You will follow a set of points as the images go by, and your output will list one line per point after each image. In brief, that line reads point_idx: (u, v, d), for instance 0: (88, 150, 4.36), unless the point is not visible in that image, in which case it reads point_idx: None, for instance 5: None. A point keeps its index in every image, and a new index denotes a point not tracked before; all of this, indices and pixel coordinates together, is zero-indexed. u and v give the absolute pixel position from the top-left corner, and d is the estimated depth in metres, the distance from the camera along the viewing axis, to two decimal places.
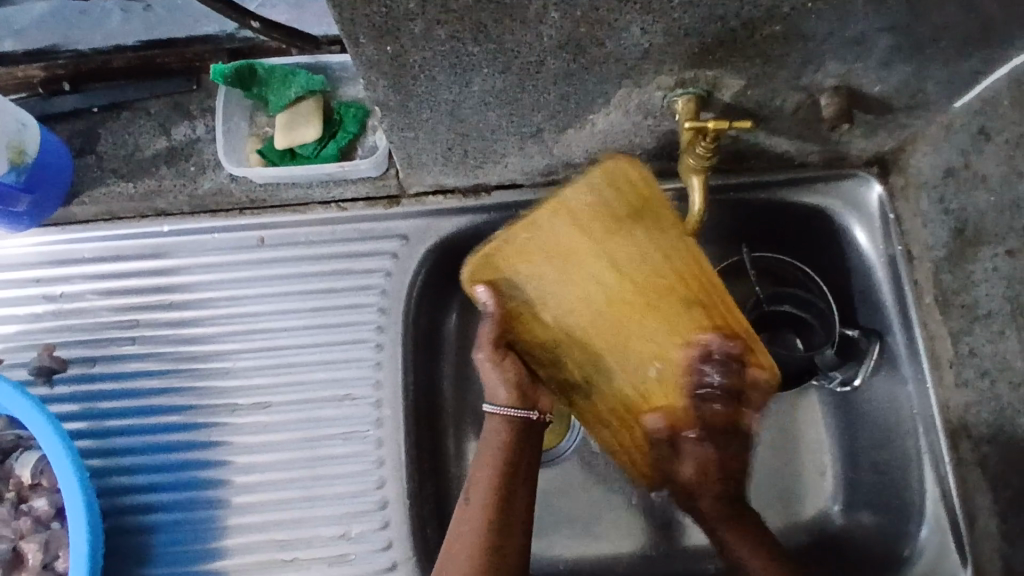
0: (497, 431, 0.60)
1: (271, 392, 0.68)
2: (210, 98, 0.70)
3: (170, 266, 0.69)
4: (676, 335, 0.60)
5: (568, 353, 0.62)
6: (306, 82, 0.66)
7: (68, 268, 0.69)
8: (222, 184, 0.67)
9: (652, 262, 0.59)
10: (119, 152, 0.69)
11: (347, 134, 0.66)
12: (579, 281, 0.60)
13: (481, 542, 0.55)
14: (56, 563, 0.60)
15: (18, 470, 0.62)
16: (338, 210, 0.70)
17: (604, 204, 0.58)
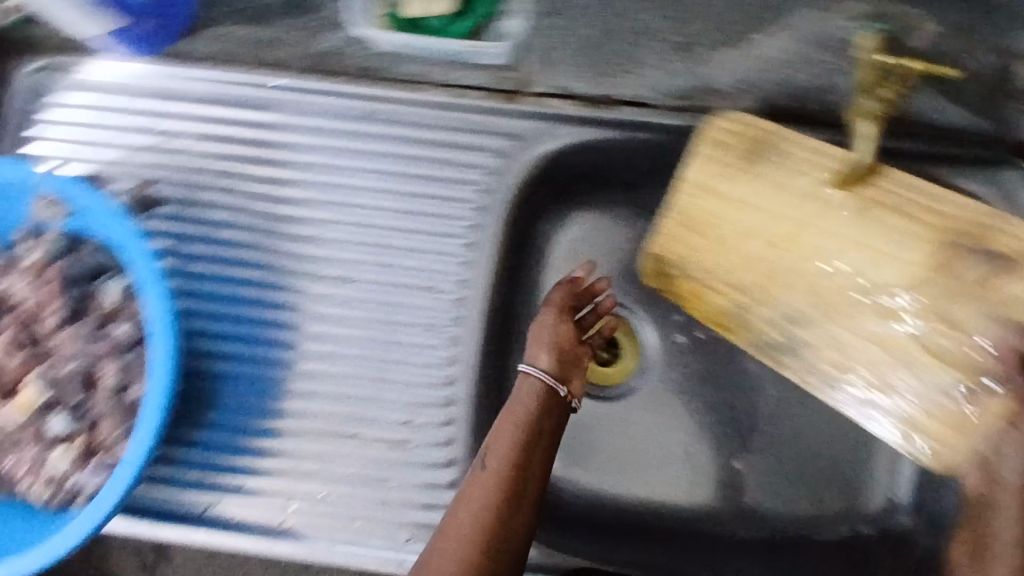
0: (526, 395, 0.56)
1: (350, 268, 0.66)
2: None
3: (273, 123, 0.67)
4: (871, 249, 0.58)
5: (767, 308, 0.61)
6: None
7: (161, 105, 0.68)
8: (345, 45, 0.65)
9: (817, 198, 0.59)
10: None
11: (481, 13, 0.63)
12: (740, 241, 0.61)
13: (472, 536, 0.50)
14: (129, 390, 0.60)
15: (101, 293, 0.61)
16: (451, 95, 0.66)
17: (722, 162, 0.61)
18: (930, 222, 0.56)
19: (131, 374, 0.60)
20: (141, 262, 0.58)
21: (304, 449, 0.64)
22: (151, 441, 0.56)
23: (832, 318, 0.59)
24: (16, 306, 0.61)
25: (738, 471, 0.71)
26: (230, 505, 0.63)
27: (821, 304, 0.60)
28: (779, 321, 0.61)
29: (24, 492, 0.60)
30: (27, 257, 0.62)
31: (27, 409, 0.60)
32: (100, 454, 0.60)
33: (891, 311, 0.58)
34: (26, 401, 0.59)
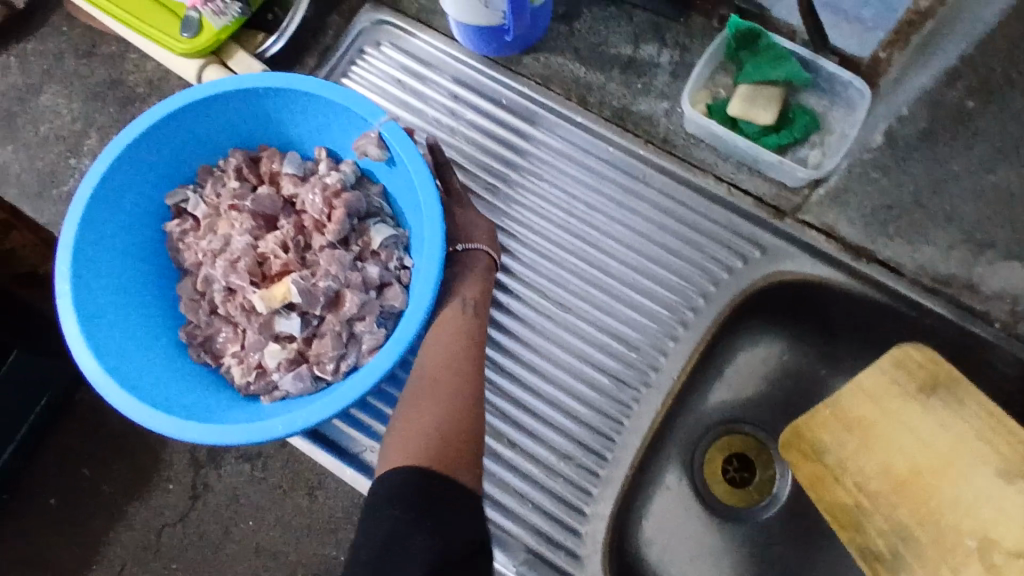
0: (477, 265, 0.67)
1: (560, 293, 0.72)
2: (687, 36, 0.70)
3: (534, 138, 0.74)
4: (1010, 520, 0.59)
5: (883, 523, 0.62)
6: (790, 73, 0.64)
7: (439, 80, 0.76)
8: (656, 114, 0.70)
9: (975, 451, 0.61)
10: (589, 38, 0.72)
11: (794, 136, 0.65)
12: (888, 454, 0.63)
13: (459, 420, 0.60)
14: (357, 323, 0.65)
15: (371, 232, 0.67)
16: (725, 192, 0.70)
17: (899, 385, 0.64)
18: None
19: (366, 310, 0.65)
20: (429, 221, 0.62)
21: None
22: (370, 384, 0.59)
23: (942, 560, 0.59)
24: (298, 213, 0.67)
25: None
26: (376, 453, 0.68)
27: (938, 545, 0.60)
28: (889, 539, 0.61)
29: (231, 368, 0.65)
30: (324, 176, 0.67)
31: (276, 301, 0.63)
32: (308, 367, 0.65)
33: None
34: (282, 293, 0.63)
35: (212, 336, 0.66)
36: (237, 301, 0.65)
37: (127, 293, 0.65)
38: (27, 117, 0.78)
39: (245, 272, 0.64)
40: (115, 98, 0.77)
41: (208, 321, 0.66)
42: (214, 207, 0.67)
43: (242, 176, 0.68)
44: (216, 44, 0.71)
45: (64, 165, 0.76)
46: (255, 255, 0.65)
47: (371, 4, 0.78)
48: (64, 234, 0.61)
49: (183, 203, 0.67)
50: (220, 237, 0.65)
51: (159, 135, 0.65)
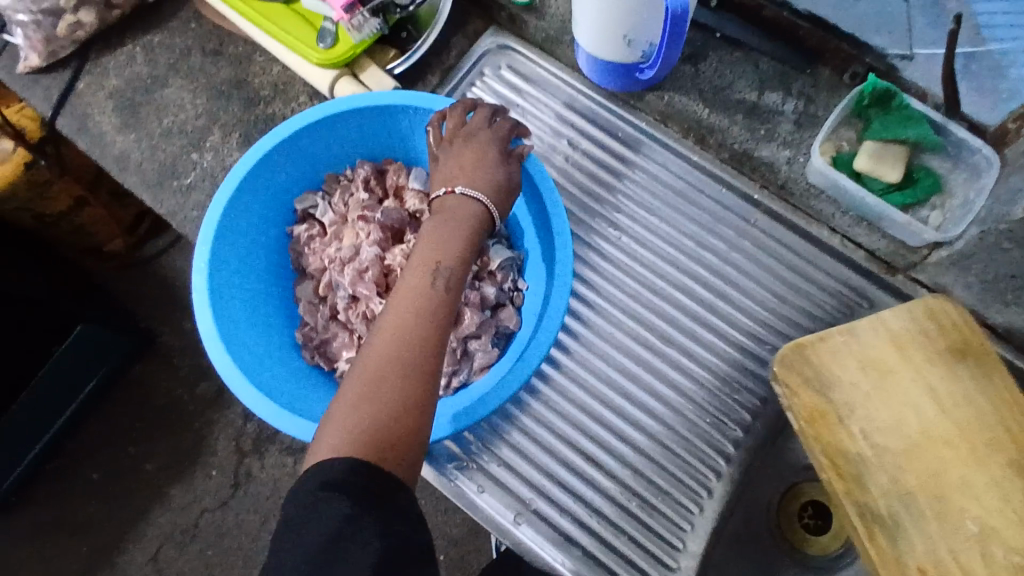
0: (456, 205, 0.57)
1: (661, 325, 0.73)
2: (813, 87, 0.71)
3: (635, 166, 0.76)
4: (1003, 503, 0.60)
5: (885, 475, 0.62)
6: (921, 134, 0.65)
7: (555, 105, 0.78)
8: (778, 161, 0.71)
9: (984, 432, 0.62)
10: (714, 81, 0.73)
11: (917, 195, 0.67)
12: (898, 409, 0.64)
13: (406, 413, 0.49)
14: (472, 341, 0.66)
15: (490, 253, 0.68)
16: (838, 242, 0.72)
17: (928, 340, 0.65)
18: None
19: (485, 330, 0.66)
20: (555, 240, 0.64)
21: (566, 456, 0.70)
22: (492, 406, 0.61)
23: (938, 525, 0.60)
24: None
25: None
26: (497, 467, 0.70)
27: (936, 510, 0.61)
28: (891, 502, 0.61)
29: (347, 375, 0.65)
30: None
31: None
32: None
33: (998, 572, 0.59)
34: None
35: (328, 341, 0.66)
36: (359, 310, 0.65)
37: (252, 294, 0.66)
38: (152, 108, 0.80)
39: (372, 282, 0.65)
40: (240, 98, 0.80)
41: (326, 325, 0.66)
42: (342, 216, 0.69)
43: (369, 187, 0.70)
44: (351, 57, 0.73)
45: (187, 158, 0.78)
46: (383, 266, 0.65)
47: (493, 27, 0.80)
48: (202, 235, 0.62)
49: (310, 208, 0.69)
50: (348, 246, 0.66)
51: (295, 143, 0.66)
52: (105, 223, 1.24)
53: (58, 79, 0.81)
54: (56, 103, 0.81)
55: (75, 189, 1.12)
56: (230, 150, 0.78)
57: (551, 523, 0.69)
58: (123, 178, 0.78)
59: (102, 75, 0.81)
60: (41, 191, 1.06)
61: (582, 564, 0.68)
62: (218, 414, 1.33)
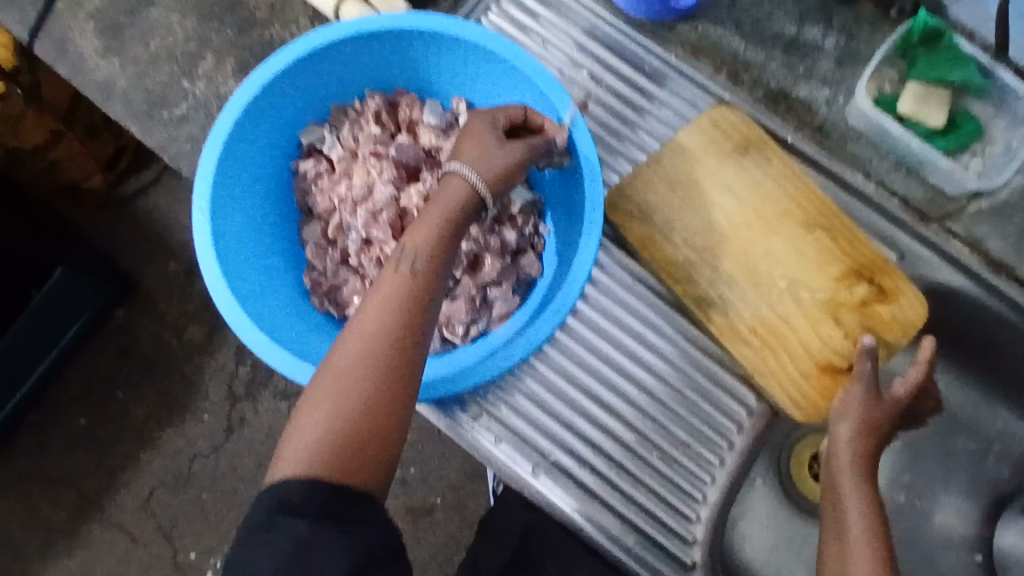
0: (452, 186, 0.53)
1: None
2: (855, 22, 0.67)
3: (659, 101, 0.71)
4: (805, 263, 0.66)
5: (720, 279, 0.66)
6: (970, 75, 0.62)
7: (576, 33, 0.73)
8: (817, 101, 0.67)
9: (779, 204, 0.66)
10: (751, 12, 0.69)
11: (961, 140, 0.63)
12: (707, 208, 0.67)
13: (383, 424, 0.46)
14: (492, 288, 0.63)
15: (511, 196, 0.64)
16: (873, 190, 0.67)
17: (718, 145, 0.67)
18: (855, 255, 0.65)
19: (507, 278, 0.63)
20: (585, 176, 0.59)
21: (585, 407, 0.68)
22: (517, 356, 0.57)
23: (758, 301, 0.66)
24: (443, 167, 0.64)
25: None
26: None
27: (754, 287, 0.66)
28: (716, 287, 0.66)
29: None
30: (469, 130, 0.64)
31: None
32: (439, 329, 0.62)
33: (806, 308, 0.65)
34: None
35: (338, 286, 0.62)
36: (373, 254, 0.61)
37: (257, 236, 0.62)
38: (137, 31, 0.73)
39: (387, 226, 0.61)
40: (233, 21, 0.73)
41: (337, 270, 0.63)
42: (351, 153, 0.64)
43: (381, 121, 0.65)
44: None
45: (177, 88, 0.72)
46: (398, 207, 0.61)
47: None
48: (200, 176, 0.57)
49: (316, 142, 0.64)
50: (360, 184, 0.63)
51: (297, 72, 0.61)
52: (81, 157, 1.17)
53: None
54: (30, 25, 0.74)
55: (49, 123, 1.05)
56: (224, 79, 0.72)
57: (569, 475, 0.66)
58: (108, 109, 0.72)
59: None
60: (13, 125, 1.00)
61: (601, 516, 0.66)
62: (208, 358, 1.29)
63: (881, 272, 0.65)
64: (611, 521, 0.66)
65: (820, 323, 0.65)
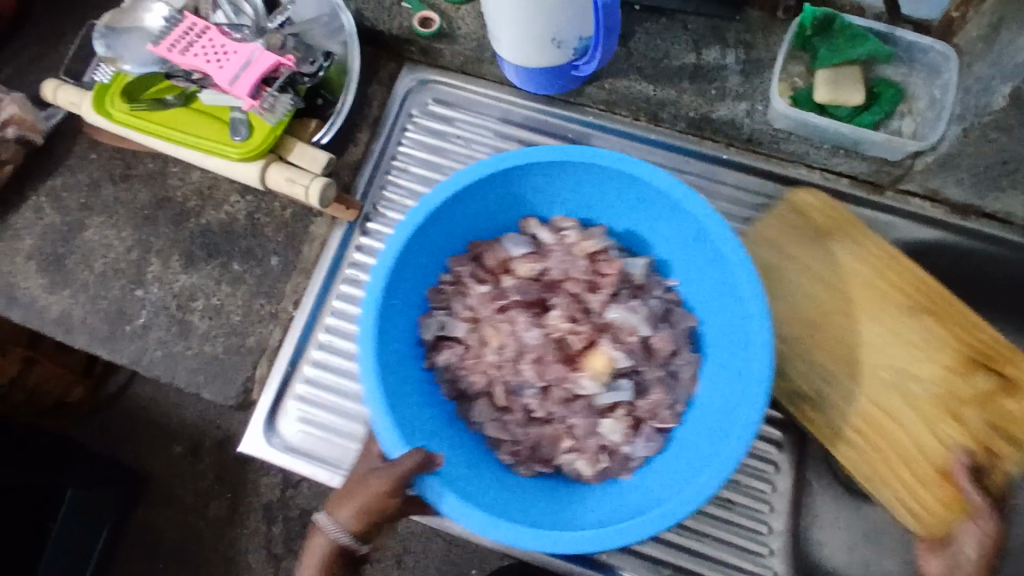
0: (319, 543, 0.52)
1: None
2: (747, 32, 0.69)
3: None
4: (906, 345, 0.64)
5: None
6: (872, 50, 0.64)
7: (494, 124, 0.74)
8: (738, 117, 0.68)
9: (865, 275, 0.65)
10: (649, 54, 0.70)
11: (884, 109, 0.65)
12: (785, 283, 0.66)
13: None
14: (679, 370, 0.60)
15: (630, 267, 0.62)
16: (821, 178, 0.70)
17: (796, 228, 0.67)
18: (970, 341, 0.63)
19: (683, 345, 0.61)
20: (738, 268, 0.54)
21: None
22: (723, 477, 0.50)
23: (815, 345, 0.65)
24: (561, 284, 0.62)
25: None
26: (306, 434, 0.68)
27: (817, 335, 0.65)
28: None
29: (575, 463, 0.58)
30: (557, 239, 0.63)
31: (606, 374, 0.58)
32: (648, 424, 0.59)
33: (916, 402, 0.63)
34: (604, 364, 0.58)
35: (539, 443, 0.58)
36: (556, 395, 0.59)
37: (441, 441, 0.57)
38: (78, 256, 0.73)
39: (557, 362, 0.59)
40: (168, 217, 0.74)
41: (530, 429, 0.59)
42: (474, 319, 0.62)
43: (478, 275, 0.63)
44: (272, 143, 0.68)
45: (132, 298, 0.72)
46: (553, 339, 0.60)
47: (408, 64, 0.76)
48: (381, 428, 0.53)
49: (438, 331, 0.61)
50: (509, 342, 0.60)
51: (410, 252, 0.58)
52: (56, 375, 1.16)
53: None
54: None
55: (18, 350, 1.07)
56: (174, 275, 0.72)
57: (631, 550, 0.65)
58: (70, 340, 0.71)
59: (12, 237, 0.74)
60: None
61: None
62: (239, 528, 1.26)
63: (1005, 361, 0.62)
64: None
65: (901, 407, 0.63)
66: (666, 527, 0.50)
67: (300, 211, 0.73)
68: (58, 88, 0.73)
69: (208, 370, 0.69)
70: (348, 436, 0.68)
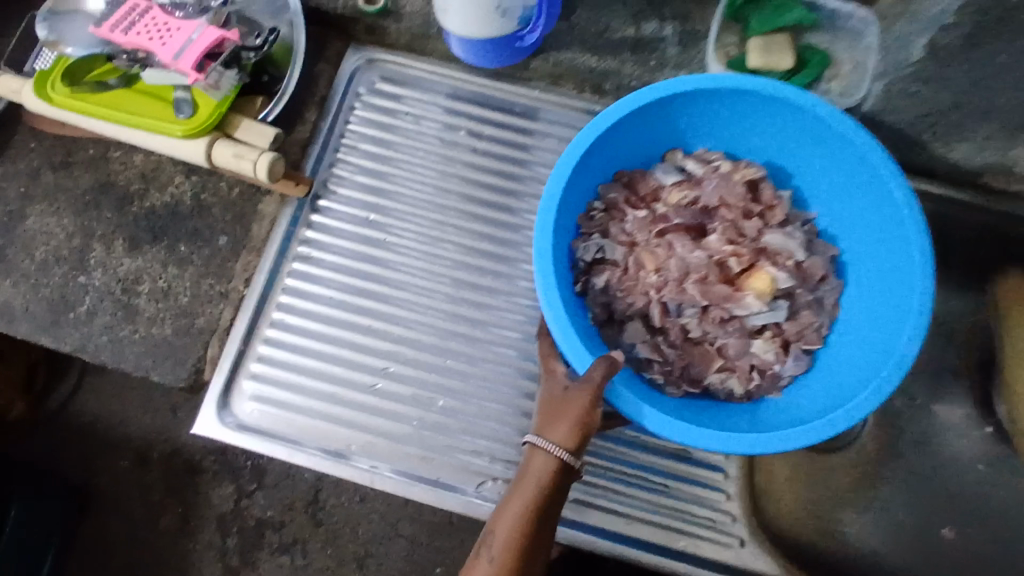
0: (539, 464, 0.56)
1: None
2: (682, 6, 0.72)
3: (539, 134, 0.74)
4: None
5: None
6: (798, 16, 0.67)
7: (443, 100, 0.75)
8: None
9: None
10: (590, 27, 0.72)
11: (813, 72, 0.68)
12: None
13: None
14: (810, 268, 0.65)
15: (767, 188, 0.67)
16: None
17: None
18: None
19: (831, 272, 0.66)
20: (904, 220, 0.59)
21: None
22: (854, 415, 0.55)
23: None
24: (717, 210, 0.66)
25: (951, 544, 0.71)
26: (264, 411, 0.67)
27: None
28: None
29: (728, 382, 0.62)
30: (707, 167, 0.67)
31: (768, 293, 0.62)
32: (796, 345, 0.64)
33: None
34: (767, 283, 0.62)
35: (690, 362, 0.62)
36: (717, 315, 0.62)
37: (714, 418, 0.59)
38: (14, 244, 0.71)
39: (718, 284, 0.63)
40: (111, 201, 0.72)
41: (683, 349, 0.62)
42: (630, 243, 0.65)
43: (631, 204, 0.66)
44: (218, 119, 0.67)
45: (74, 285, 0.69)
46: (716, 264, 0.63)
47: (354, 44, 0.76)
48: (572, 351, 0.57)
49: (596, 254, 0.64)
50: (671, 265, 0.63)
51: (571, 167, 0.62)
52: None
53: None
54: None
55: None
56: (119, 259, 0.70)
57: (596, 506, 0.67)
58: (9, 329, 0.68)
59: None
60: None
61: (642, 530, 0.66)
62: (192, 542, 1.21)
63: None
64: (652, 531, 0.67)
65: None
66: (881, 403, 0.56)
67: (248, 191, 0.72)
68: None
69: (157, 352, 0.67)
70: (306, 412, 0.67)
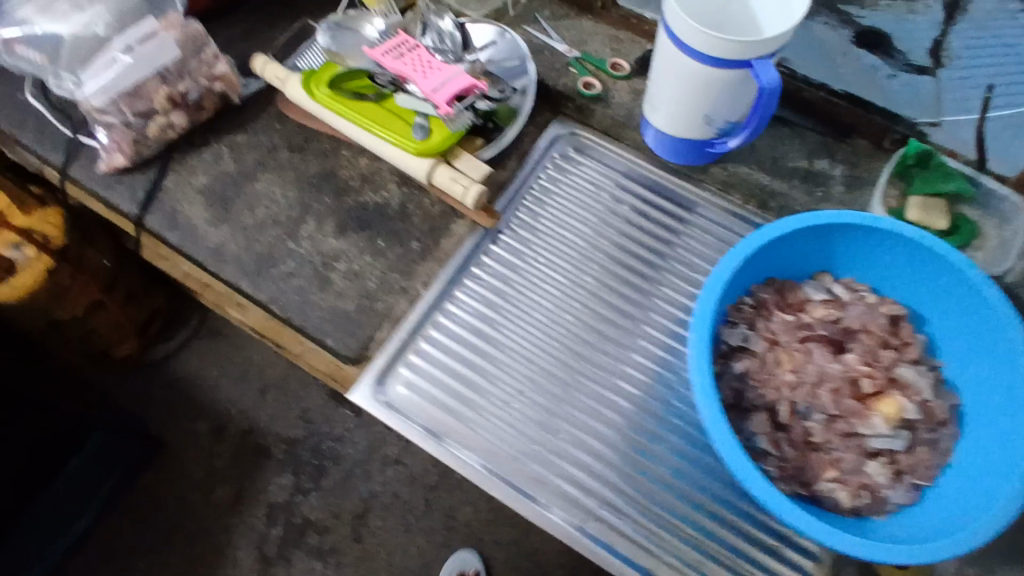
0: None
1: None
2: (853, 154, 0.83)
3: (699, 229, 0.83)
4: None
5: None
6: (959, 185, 0.77)
7: (616, 177, 0.86)
8: None
9: None
10: (769, 152, 0.84)
11: (962, 240, 0.76)
12: None
13: None
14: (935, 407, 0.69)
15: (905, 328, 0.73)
16: None
17: None
18: None
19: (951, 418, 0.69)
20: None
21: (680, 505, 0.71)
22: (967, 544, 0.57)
23: None
24: (856, 334, 0.72)
25: None
26: (407, 396, 0.75)
27: None
28: None
29: (836, 492, 0.65)
30: (854, 295, 0.75)
31: (895, 420, 0.67)
32: (907, 478, 0.66)
33: None
34: (895, 409, 0.67)
35: (806, 466, 0.66)
36: (840, 428, 0.67)
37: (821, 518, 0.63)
38: (243, 201, 0.83)
39: (848, 399, 0.68)
40: (330, 189, 0.84)
41: (803, 451, 0.67)
42: (772, 341, 0.72)
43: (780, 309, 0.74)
44: (445, 146, 0.78)
45: (282, 247, 0.81)
46: (851, 383, 0.69)
47: (560, 117, 0.88)
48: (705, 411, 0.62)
49: (741, 341, 0.72)
50: (809, 369, 0.69)
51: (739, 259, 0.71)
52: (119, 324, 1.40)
53: (141, 179, 0.84)
54: (142, 201, 0.82)
55: (93, 290, 1.31)
56: (325, 236, 0.81)
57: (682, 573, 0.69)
58: (219, 268, 0.79)
59: (188, 172, 0.84)
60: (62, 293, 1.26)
61: None
62: None
63: None
64: None
65: None
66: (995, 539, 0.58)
67: (446, 211, 0.83)
68: (266, 63, 0.86)
69: (337, 320, 0.77)
70: (443, 408, 0.75)
